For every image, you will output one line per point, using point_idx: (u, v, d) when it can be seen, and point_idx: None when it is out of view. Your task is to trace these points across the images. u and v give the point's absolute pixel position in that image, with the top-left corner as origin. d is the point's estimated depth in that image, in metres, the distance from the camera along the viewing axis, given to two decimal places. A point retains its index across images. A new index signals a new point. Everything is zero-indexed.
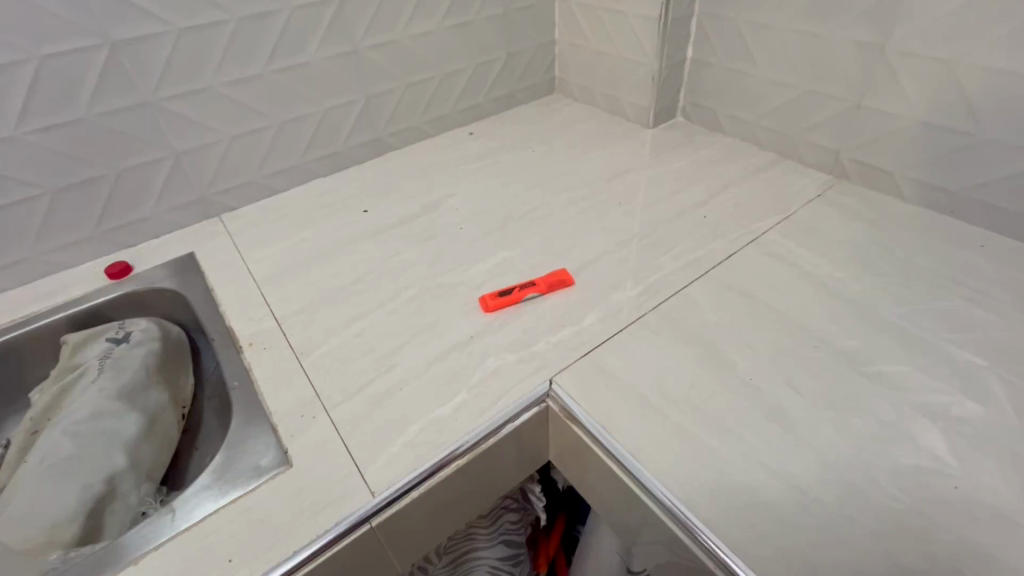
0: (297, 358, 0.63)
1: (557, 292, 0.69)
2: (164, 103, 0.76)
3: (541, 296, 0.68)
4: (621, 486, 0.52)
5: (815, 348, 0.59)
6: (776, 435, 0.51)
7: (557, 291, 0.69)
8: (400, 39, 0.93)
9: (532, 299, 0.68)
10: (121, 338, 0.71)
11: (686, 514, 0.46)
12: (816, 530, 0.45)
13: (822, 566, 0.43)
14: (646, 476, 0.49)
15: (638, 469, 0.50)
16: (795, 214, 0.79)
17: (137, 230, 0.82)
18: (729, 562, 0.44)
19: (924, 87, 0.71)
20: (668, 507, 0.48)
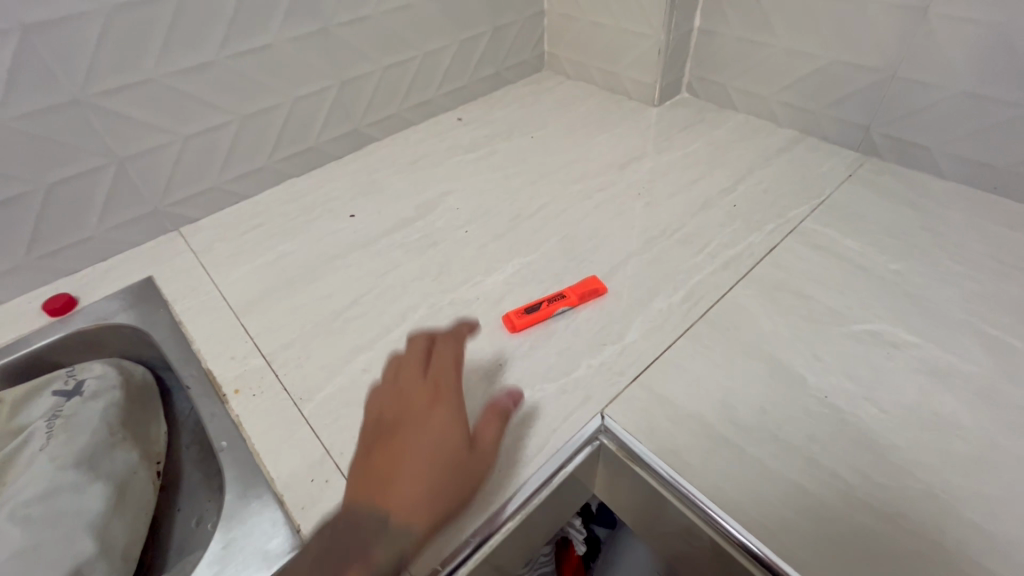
0: (296, 405, 0.53)
1: (588, 300, 0.61)
2: (98, 99, 0.62)
3: (571, 307, 0.60)
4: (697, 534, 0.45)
5: (889, 355, 0.53)
6: (871, 465, 0.45)
7: (589, 300, 0.61)
8: (375, 14, 0.80)
9: (563, 314, 0.60)
10: (73, 389, 0.59)
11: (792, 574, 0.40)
12: None
13: None
14: (736, 530, 0.42)
15: (725, 520, 0.43)
16: (830, 198, 0.73)
17: (80, 253, 0.69)
18: None
19: (969, 54, 0.65)
20: (764, 565, 0.41)
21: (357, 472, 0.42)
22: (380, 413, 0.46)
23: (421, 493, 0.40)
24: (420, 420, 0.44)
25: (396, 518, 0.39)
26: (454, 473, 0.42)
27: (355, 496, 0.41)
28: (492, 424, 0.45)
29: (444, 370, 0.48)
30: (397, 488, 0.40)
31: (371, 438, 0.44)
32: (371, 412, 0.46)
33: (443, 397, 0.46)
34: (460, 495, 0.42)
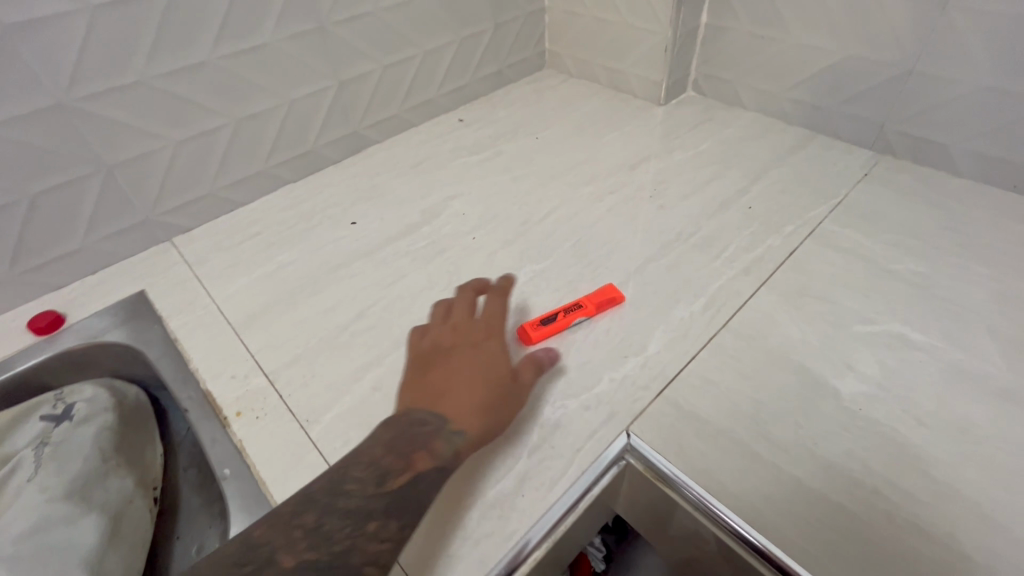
0: (303, 428, 0.50)
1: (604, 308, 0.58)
2: (83, 104, 0.59)
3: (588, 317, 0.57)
4: (733, 560, 0.43)
5: (921, 364, 0.51)
6: (913, 482, 0.43)
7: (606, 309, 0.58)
8: (374, 11, 0.77)
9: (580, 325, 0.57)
10: (62, 414, 0.56)
11: None
12: None
13: None
14: (783, 555, 0.40)
15: (765, 546, 0.40)
16: (847, 199, 0.71)
17: (67, 267, 0.65)
18: None
19: (991, 49, 0.63)
20: None
21: (411, 386, 0.46)
22: (433, 340, 0.50)
23: (473, 405, 0.44)
24: (472, 351, 0.48)
25: (453, 422, 0.43)
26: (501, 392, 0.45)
27: (412, 404, 0.45)
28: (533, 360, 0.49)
29: (496, 312, 0.52)
30: (451, 399, 0.44)
31: (424, 360, 0.48)
32: (423, 340, 0.50)
33: (494, 334, 0.50)
34: (505, 417, 0.46)
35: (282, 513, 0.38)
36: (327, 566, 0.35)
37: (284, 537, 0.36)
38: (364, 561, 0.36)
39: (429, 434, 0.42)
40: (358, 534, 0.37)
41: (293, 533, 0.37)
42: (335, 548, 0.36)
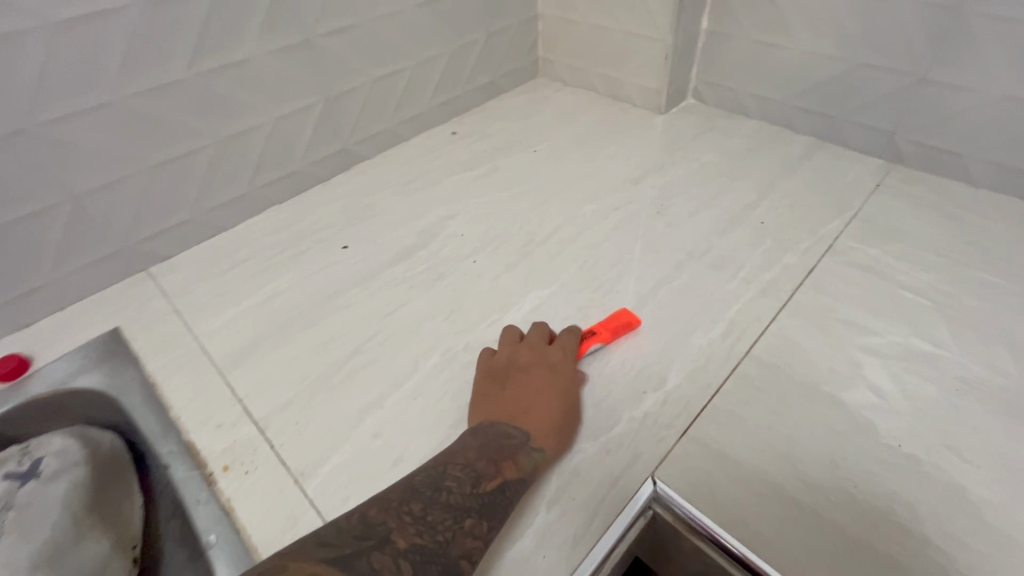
0: (297, 484, 0.45)
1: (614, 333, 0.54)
2: (47, 129, 0.54)
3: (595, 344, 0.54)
4: None
5: (956, 390, 0.49)
6: (963, 527, 0.40)
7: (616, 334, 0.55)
8: (362, 22, 0.73)
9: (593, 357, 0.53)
10: (28, 472, 0.51)
11: None
12: None
13: None
14: None
15: None
16: (861, 211, 0.68)
17: (32, 305, 0.60)
18: None
19: (1008, 56, 0.61)
20: None
21: (492, 400, 0.47)
22: (511, 356, 0.50)
23: (553, 426, 0.44)
24: (553, 372, 0.49)
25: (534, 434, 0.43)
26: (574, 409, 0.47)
27: (492, 417, 0.45)
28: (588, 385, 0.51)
29: (572, 333, 0.53)
30: (533, 414, 0.45)
31: (497, 377, 0.49)
32: (500, 355, 0.51)
33: (571, 356, 0.51)
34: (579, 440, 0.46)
35: (390, 500, 0.36)
36: (433, 552, 0.34)
37: (396, 519, 0.34)
38: (459, 554, 0.35)
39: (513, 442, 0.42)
40: (457, 527, 0.36)
41: (403, 518, 0.34)
42: (440, 537, 0.35)
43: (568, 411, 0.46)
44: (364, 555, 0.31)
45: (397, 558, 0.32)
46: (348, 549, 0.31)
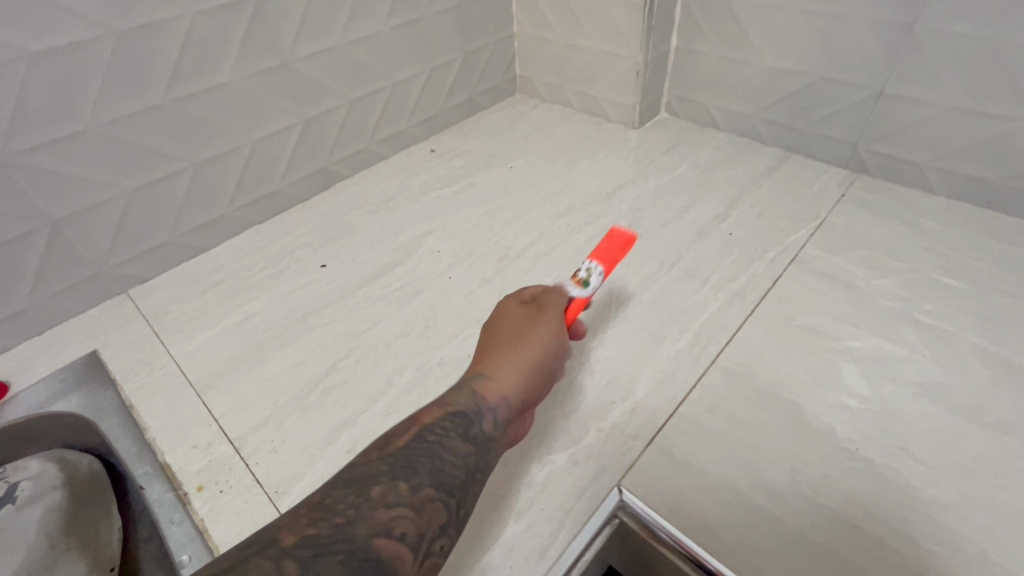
0: (270, 501, 0.46)
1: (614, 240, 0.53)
2: (22, 156, 0.55)
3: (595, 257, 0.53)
4: None
5: (912, 394, 0.50)
6: (917, 528, 0.42)
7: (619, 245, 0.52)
8: (338, 46, 0.75)
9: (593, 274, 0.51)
10: (5, 496, 0.51)
11: None
12: None
13: None
14: None
15: None
16: (826, 221, 0.70)
17: (9, 329, 0.61)
18: None
19: (958, 70, 0.64)
20: None
21: None
22: None
23: (487, 361, 0.44)
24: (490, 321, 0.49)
25: (479, 375, 0.43)
26: (530, 343, 0.45)
27: None
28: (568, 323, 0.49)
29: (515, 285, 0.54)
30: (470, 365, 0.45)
31: None
32: None
33: (509, 299, 0.51)
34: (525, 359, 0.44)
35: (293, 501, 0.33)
36: (330, 539, 0.30)
37: (287, 518, 0.31)
38: (370, 533, 0.31)
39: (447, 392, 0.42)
40: (362, 502, 0.32)
41: (296, 512, 0.31)
42: (339, 519, 0.31)
43: (521, 346, 0.45)
44: (243, 564, 0.28)
45: (281, 558, 0.28)
46: (226, 561, 0.28)
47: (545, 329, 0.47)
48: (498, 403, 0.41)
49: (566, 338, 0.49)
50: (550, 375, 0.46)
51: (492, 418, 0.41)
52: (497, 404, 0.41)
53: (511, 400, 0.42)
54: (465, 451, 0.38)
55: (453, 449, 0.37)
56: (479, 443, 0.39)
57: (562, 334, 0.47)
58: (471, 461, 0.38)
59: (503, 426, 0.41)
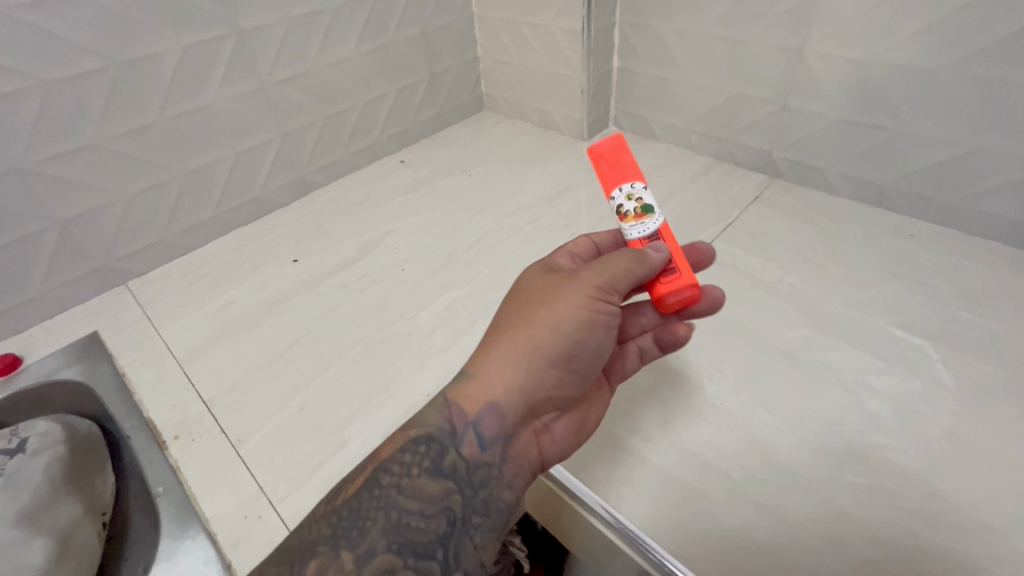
0: (232, 447, 0.55)
1: (619, 156, 0.49)
2: (40, 166, 0.66)
3: (611, 197, 0.49)
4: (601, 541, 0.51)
5: (778, 359, 0.62)
6: (757, 464, 0.54)
7: (625, 157, 0.49)
8: (313, 70, 0.86)
9: (643, 198, 0.48)
10: (16, 448, 0.61)
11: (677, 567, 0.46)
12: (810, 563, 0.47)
13: None
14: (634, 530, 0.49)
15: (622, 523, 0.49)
16: (738, 220, 0.80)
17: (24, 314, 0.71)
18: None
19: (843, 87, 0.73)
20: (654, 561, 0.47)
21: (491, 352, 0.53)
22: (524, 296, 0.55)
23: (484, 363, 0.47)
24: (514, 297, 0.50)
25: (468, 385, 0.47)
26: (530, 342, 0.46)
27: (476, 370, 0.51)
28: (603, 294, 0.46)
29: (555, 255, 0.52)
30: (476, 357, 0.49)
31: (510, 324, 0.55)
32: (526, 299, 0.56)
33: (541, 279, 0.50)
34: (513, 368, 0.46)
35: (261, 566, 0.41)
36: None
37: None
38: None
39: (426, 405, 0.47)
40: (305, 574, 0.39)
41: None
42: None
43: (519, 342, 0.46)
44: None
45: None
46: None
47: (553, 316, 0.46)
48: (481, 415, 0.46)
49: (586, 319, 0.46)
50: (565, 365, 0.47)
51: (472, 441, 0.46)
52: (480, 417, 0.46)
53: (500, 408, 0.46)
54: (431, 488, 0.44)
55: (413, 493, 0.44)
56: (449, 473, 0.45)
57: (577, 320, 0.46)
58: (438, 497, 0.44)
59: (490, 437, 0.46)
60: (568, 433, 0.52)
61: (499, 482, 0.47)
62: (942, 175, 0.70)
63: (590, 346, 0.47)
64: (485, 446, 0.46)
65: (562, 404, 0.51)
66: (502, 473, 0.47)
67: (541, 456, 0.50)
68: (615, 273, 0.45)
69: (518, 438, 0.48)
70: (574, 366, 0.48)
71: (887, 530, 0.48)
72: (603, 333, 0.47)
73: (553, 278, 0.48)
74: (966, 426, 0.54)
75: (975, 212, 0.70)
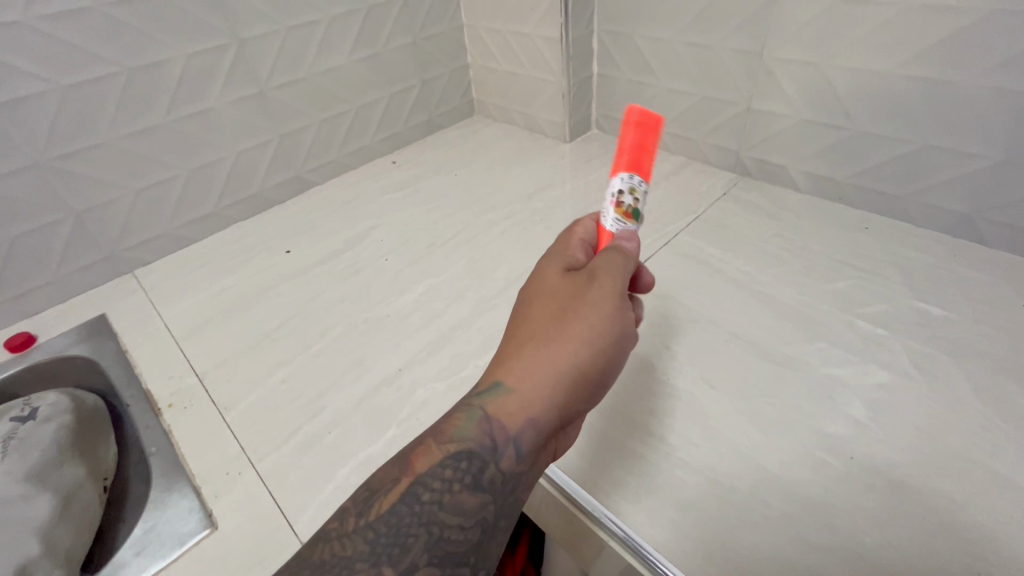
0: (219, 413, 0.61)
1: (646, 144, 0.48)
2: (56, 162, 0.72)
3: (616, 177, 0.49)
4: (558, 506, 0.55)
5: (727, 340, 0.66)
6: (697, 433, 0.57)
7: (649, 146, 0.48)
8: (308, 77, 0.92)
9: (639, 198, 0.49)
10: (28, 416, 0.67)
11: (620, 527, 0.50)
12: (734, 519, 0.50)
13: (738, 551, 0.48)
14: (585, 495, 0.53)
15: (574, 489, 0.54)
16: (703, 215, 0.84)
17: (40, 297, 0.78)
18: (652, 556, 0.48)
19: (800, 89, 0.77)
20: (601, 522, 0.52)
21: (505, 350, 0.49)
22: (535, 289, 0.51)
23: (525, 371, 0.43)
24: (547, 298, 0.46)
25: (508, 393, 0.43)
26: (576, 349, 0.43)
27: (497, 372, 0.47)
28: (625, 297, 0.46)
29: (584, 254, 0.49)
30: (507, 361, 0.45)
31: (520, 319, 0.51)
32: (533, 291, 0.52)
33: (577, 281, 0.46)
34: (559, 376, 0.43)
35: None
36: None
37: None
38: None
39: (459, 417, 0.43)
40: None
41: None
42: None
43: (562, 353, 0.43)
44: None
45: None
46: None
47: (591, 323, 0.44)
48: (524, 428, 0.43)
49: (624, 325, 0.45)
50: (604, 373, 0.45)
51: (512, 452, 0.43)
52: (522, 431, 0.42)
53: (541, 422, 0.43)
54: (473, 504, 0.41)
55: (454, 508, 0.40)
56: (488, 486, 0.42)
57: (613, 326, 0.44)
58: (479, 512, 0.41)
59: (529, 450, 0.43)
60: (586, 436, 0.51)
61: (528, 491, 0.44)
62: (895, 171, 0.74)
63: (623, 353, 0.46)
64: (523, 458, 0.43)
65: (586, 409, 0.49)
66: (532, 481, 0.45)
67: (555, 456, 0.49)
68: (620, 270, 0.46)
69: (547, 446, 0.46)
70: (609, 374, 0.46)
71: (811, 492, 0.51)
72: (632, 338, 0.46)
73: (586, 281, 0.46)
74: (899, 402, 0.57)
75: (925, 206, 0.74)
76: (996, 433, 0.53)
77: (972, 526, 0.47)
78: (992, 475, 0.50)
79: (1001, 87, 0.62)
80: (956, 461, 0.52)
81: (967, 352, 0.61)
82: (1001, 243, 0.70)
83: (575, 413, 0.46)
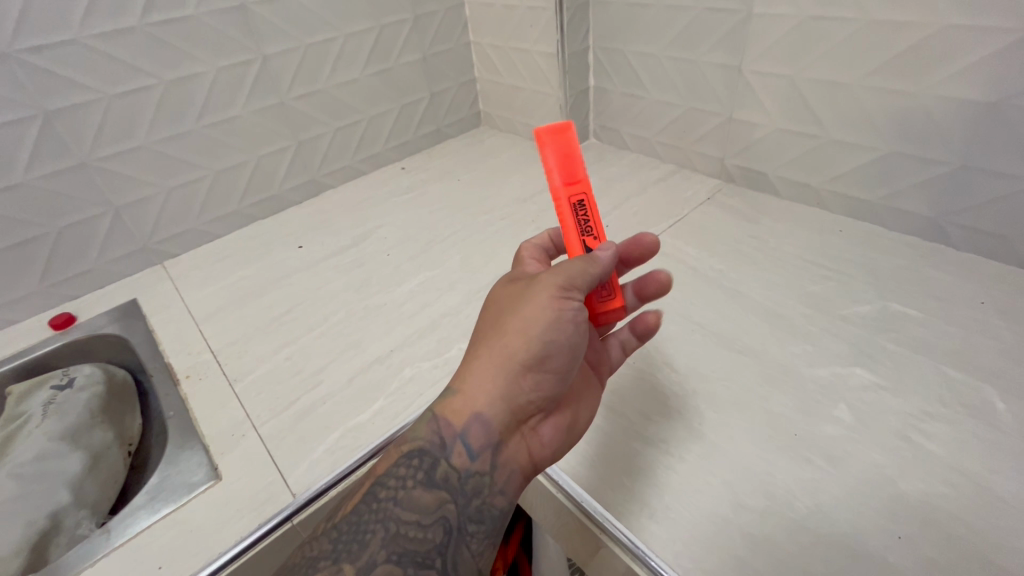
0: (229, 384, 0.68)
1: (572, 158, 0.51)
2: (99, 162, 0.82)
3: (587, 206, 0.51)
4: (541, 489, 0.58)
5: (692, 330, 0.70)
6: (660, 412, 0.61)
7: (574, 151, 0.49)
8: (324, 89, 1.01)
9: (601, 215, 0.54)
10: (66, 384, 0.75)
11: (599, 510, 0.53)
12: (680, 485, 0.54)
13: (679, 515, 0.52)
14: (567, 481, 0.56)
15: (558, 475, 0.56)
16: (686, 218, 0.89)
17: (81, 282, 0.87)
18: (623, 537, 0.51)
19: (776, 100, 0.82)
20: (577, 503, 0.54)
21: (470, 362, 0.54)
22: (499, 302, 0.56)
23: (468, 377, 0.48)
24: (490, 307, 0.50)
25: (452, 396, 0.48)
26: (509, 347, 0.47)
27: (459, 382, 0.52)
28: (566, 293, 0.47)
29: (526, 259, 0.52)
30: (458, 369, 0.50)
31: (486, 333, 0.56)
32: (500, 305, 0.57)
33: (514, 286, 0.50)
34: (497, 377, 0.47)
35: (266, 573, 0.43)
36: None
37: None
38: None
39: (413, 422, 0.49)
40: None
41: None
42: None
43: (496, 353, 0.47)
44: None
45: None
46: None
47: (526, 321, 0.47)
48: (468, 425, 0.47)
49: (559, 317, 0.47)
50: (544, 366, 0.48)
51: (462, 450, 0.47)
52: (468, 427, 0.47)
53: (487, 417, 0.47)
54: (425, 499, 0.46)
55: (409, 504, 0.45)
56: (442, 482, 0.47)
57: (549, 323, 0.46)
58: (433, 508, 0.46)
59: (479, 446, 0.47)
60: (559, 434, 0.52)
61: (496, 493, 0.48)
62: (867, 177, 0.78)
63: (565, 344, 0.48)
64: (474, 454, 0.47)
65: (549, 407, 0.51)
66: (497, 483, 0.48)
67: (535, 460, 0.51)
68: (567, 272, 0.47)
69: (509, 446, 0.49)
70: (555, 366, 0.48)
71: (756, 463, 0.55)
72: (573, 329, 0.48)
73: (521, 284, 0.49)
74: (851, 388, 0.60)
75: (895, 210, 0.77)
76: (938, 418, 0.56)
77: (903, 495, 0.51)
78: (928, 454, 0.53)
79: (955, 97, 0.66)
80: (897, 441, 0.55)
81: (923, 346, 0.63)
82: (968, 245, 0.73)
83: (527, 408, 0.49)
